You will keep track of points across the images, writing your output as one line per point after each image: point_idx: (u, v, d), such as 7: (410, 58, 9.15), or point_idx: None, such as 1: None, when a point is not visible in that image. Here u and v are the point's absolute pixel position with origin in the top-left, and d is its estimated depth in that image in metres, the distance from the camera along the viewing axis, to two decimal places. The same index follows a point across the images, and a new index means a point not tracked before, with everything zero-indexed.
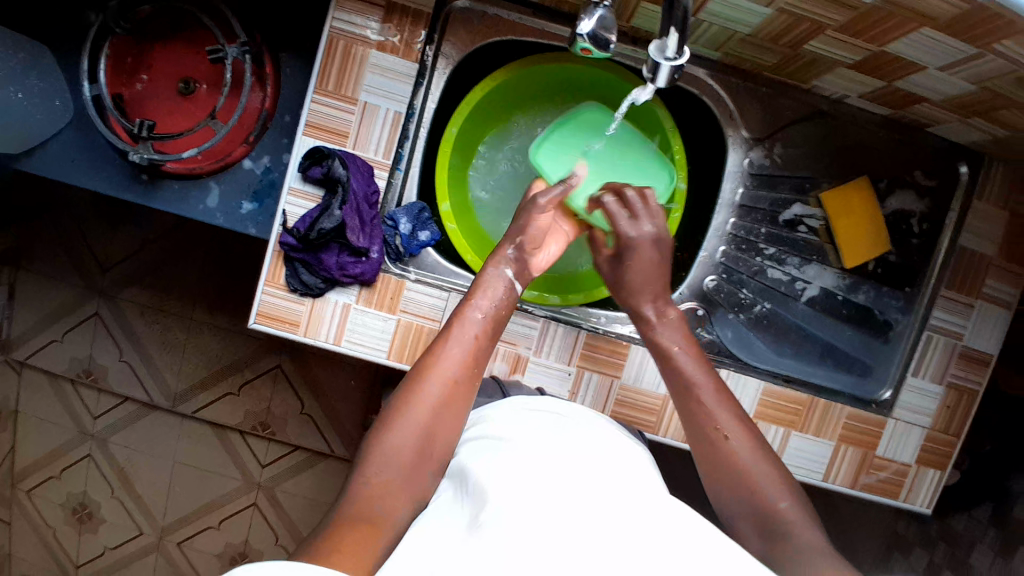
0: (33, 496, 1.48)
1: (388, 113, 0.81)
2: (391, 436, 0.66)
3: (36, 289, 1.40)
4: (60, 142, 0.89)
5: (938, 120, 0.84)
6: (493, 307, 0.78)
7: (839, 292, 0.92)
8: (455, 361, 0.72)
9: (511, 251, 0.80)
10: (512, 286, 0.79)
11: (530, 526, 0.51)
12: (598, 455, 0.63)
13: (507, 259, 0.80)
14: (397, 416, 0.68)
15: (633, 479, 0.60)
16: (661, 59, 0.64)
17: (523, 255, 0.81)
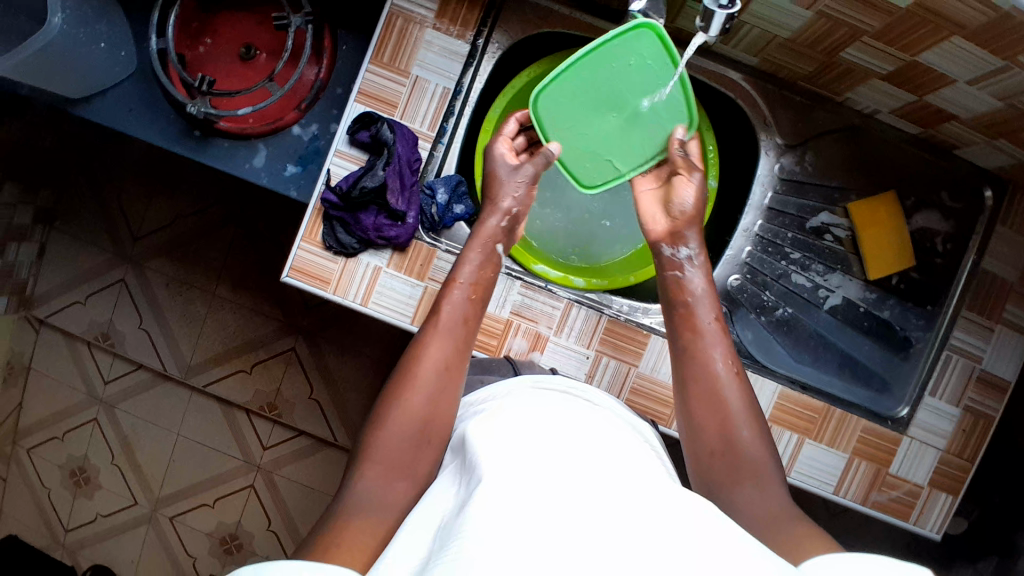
0: (34, 454, 1.49)
1: (437, 88, 0.84)
2: (394, 415, 0.64)
3: (66, 249, 1.44)
4: (121, 92, 0.95)
5: (966, 142, 0.87)
6: (479, 275, 0.77)
7: (861, 304, 0.95)
8: (447, 337, 0.71)
9: (500, 221, 0.82)
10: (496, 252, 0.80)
11: (520, 505, 0.47)
12: (595, 442, 0.59)
13: (499, 235, 0.81)
14: (395, 397, 0.65)
15: (632, 465, 0.56)
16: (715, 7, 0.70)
17: (510, 229, 0.83)
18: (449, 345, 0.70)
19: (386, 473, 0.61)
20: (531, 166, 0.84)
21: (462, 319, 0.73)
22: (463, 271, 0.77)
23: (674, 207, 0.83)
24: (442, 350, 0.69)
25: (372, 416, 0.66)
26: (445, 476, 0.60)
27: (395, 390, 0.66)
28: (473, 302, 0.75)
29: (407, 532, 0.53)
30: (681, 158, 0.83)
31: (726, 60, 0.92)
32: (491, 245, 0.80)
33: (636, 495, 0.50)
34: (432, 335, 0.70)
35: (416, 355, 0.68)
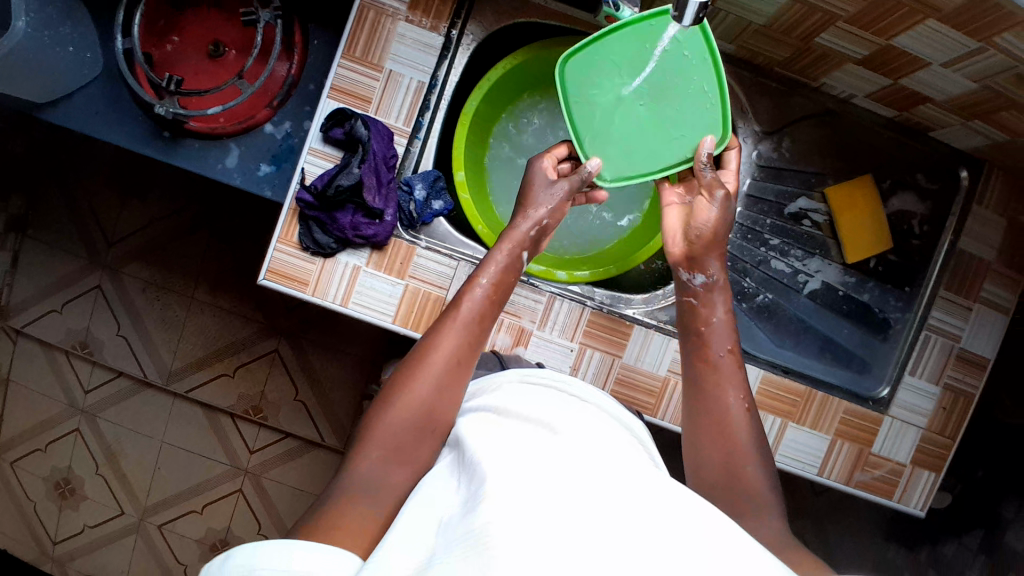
0: (17, 467, 1.46)
1: (411, 83, 0.83)
2: (398, 403, 0.64)
3: (40, 257, 1.41)
4: (86, 94, 0.93)
5: (941, 124, 0.88)
6: (498, 278, 0.75)
7: (840, 288, 0.96)
8: (465, 334, 0.70)
9: (529, 233, 0.79)
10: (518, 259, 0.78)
11: (531, 503, 0.47)
12: (603, 437, 0.59)
13: (525, 243, 0.79)
14: (402, 389, 0.65)
15: (635, 459, 0.56)
16: None
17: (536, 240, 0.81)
18: (466, 342, 0.70)
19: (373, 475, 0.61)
20: (569, 181, 0.81)
21: (478, 324, 0.72)
22: (486, 271, 0.75)
23: (693, 231, 0.79)
24: (458, 345, 0.69)
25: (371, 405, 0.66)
26: (436, 476, 0.60)
27: (402, 380, 0.66)
28: (493, 306, 0.73)
29: (396, 530, 0.52)
30: (708, 178, 0.78)
31: None
32: (517, 253, 0.78)
33: (626, 485, 0.49)
34: (452, 330, 0.70)
35: (428, 349, 0.68)
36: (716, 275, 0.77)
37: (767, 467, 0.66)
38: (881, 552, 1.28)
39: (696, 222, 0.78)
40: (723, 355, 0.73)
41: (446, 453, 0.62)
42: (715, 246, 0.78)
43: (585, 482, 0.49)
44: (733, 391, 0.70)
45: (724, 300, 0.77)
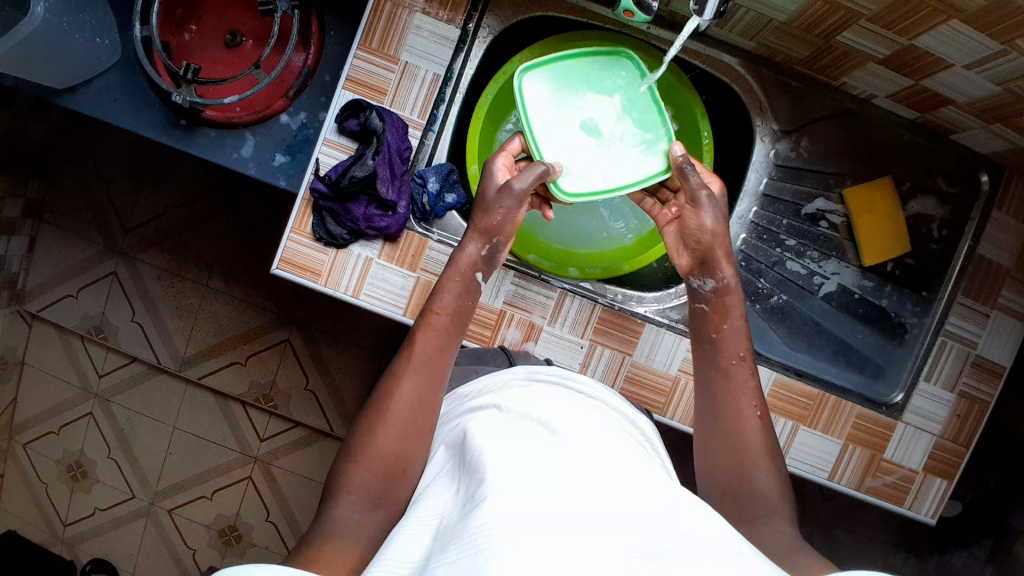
0: (30, 449, 1.49)
1: (427, 75, 0.83)
2: (364, 457, 0.62)
3: (57, 243, 1.42)
4: (105, 82, 0.93)
5: (963, 127, 0.86)
6: (458, 302, 0.73)
7: (857, 292, 0.95)
8: (419, 378, 0.67)
9: (481, 249, 0.75)
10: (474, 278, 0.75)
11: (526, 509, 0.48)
12: (599, 439, 0.59)
13: (479, 261, 0.76)
14: (365, 445, 0.63)
15: (631, 462, 0.56)
16: None
17: (493, 254, 0.77)
18: (421, 386, 0.67)
19: (383, 464, 0.62)
20: (520, 182, 0.75)
21: (436, 361, 0.69)
22: (441, 304, 0.72)
23: (691, 240, 0.77)
24: (411, 390, 0.66)
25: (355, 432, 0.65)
26: (440, 478, 0.61)
27: (361, 436, 0.64)
28: (449, 333, 0.71)
29: (399, 538, 0.53)
30: (693, 181, 0.75)
31: (722, 44, 0.90)
32: (469, 276, 0.75)
33: (627, 496, 0.50)
34: (404, 377, 0.67)
35: (385, 398, 0.65)
36: (726, 278, 0.75)
37: (775, 472, 0.66)
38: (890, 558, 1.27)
39: (691, 229, 0.77)
40: (735, 361, 0.72)
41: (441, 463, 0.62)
42: (715, 250, 0.75)
43: (584, 492, 0.50)
44: (743, 394, 0.70)
45: (738, 304, 0.75)
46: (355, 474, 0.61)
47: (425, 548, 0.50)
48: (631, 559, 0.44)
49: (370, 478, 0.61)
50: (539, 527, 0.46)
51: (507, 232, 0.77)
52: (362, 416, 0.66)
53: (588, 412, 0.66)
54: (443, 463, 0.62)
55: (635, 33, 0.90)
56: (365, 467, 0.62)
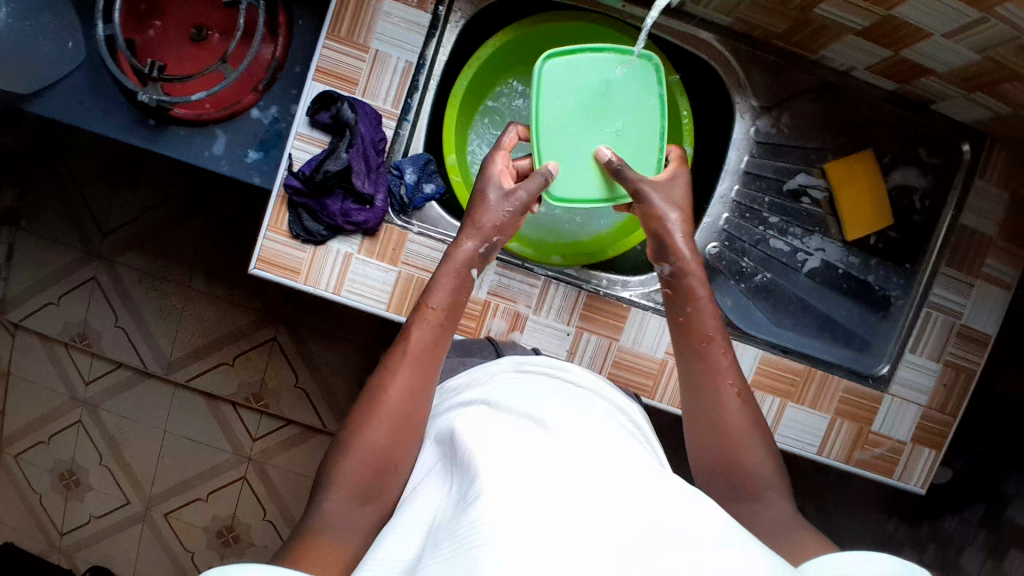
0: (20, 460, 1.47)
1: (399, 63, 0.81)
2: (351, 452, 0.61)
3: (34, 250, 1.39)
4: (70, 83, 0.90)
5: (943, 96, 0.86)
6: (452, 297, 0.73)
7: (842, 267, 0.95)
8: (413, 371, 0.66)
9: (482, 250, 0.75)
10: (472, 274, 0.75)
11: (522, 506, 0.47)
12: (591, 431, 0.59)
13: (476, 260, 0.76)
14: (353, 437, 0.62)
15: (623, 452, 0.56)
16: None
17: (490, 252, 0.77)
18: (417, 378, 0.66)
19: (371, 459, 0.61)
20: (523, 189, 0.76)
21: (431, 354, 0.68)
22: (438, 297, 0.72)
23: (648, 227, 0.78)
24: (402, 384, 0.65)
25: (342, 428, 0.64)
26: (431, 473, 0.60)
27: (350, 428, 0.63)
28: (444, 330, 0.71)
29: (391, 537, 0.52)
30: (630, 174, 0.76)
31: (699, 22, 0.89)
32: (465, 273, 0.74)
33: (619, 484, 0.50)
34: (397, 371, 0.66)
35: (378, 389, 0.64)
36: (684, 258, 0.76)
37: (765, 453, 0.66)
38: (882, 528, 1.28)
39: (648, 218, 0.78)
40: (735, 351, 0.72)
41: (432, 455, 0.62)
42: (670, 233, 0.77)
43: (577, 483, 0.50)
44: (729, 376, 0.69)
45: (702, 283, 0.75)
46: (345, 469, 0.60)
47: (418, 545, 0.50)
48: (627, 554, 0.44)
49: (360, 472, 0.60)
50: (534, 521, 0.46)
51: (507, 233, 0.78)
52: (353, 409, 0.65)
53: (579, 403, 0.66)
54: (434, 455, 0.62)
55: (612, 14, 0.89)
56: (354, 462, 0.60)
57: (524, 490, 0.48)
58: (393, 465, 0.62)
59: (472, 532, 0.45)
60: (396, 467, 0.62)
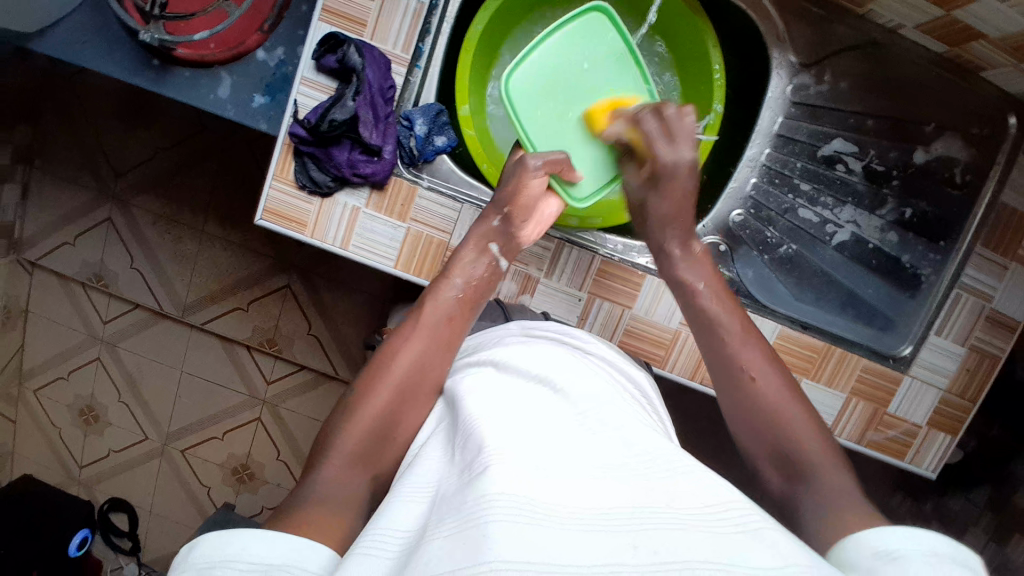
0: (40, 396, 1.51)
1: (411, 3, 0.76)
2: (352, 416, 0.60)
3: (49, 190, 1.39)
4: (71, 20, 0.87)
5: (993, 64, 0.80)
6: (471, 283, 0.72)
7: (872, 242, 0.90)
8: (428, 341, 0.66)
9: (496, 222, 0.74)
10: (497, 262, 0.74)
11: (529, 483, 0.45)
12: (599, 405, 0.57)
13: (493, 233, 0.75)
14: (367, 395, 0.61)
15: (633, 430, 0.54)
16: None
17: (508, 227, 0.75)
18: (430, 351, 0.65)
19: (378, 409, 0.60)
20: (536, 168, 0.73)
21: (447, 331, 0.68)
22: (458, 270, 0.72)
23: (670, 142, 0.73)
24: (415, 353, 0.64)
25: (356, 381, 0.64)
26: (435, 439, 0.58)
27: (365, 385, 0.62)
28: (464, 312, 0.70)
29: (391, 505, 0.50)
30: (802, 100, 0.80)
31: None
32: (483, 246, 0.74)
33: (633, 468, 0.48)
34: (414, 337, 0.66)
35: (394, 351, 0.64)
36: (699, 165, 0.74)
37: None
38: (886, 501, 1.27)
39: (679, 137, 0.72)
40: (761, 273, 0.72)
41: (439, 420, 0.60)
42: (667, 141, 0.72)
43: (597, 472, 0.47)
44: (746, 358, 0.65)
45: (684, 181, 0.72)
46: (353, 417, 0.59)
47: (420, 515, 0.48)
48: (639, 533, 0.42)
49: (368, 423, 0.59)
50: (545, 502, 0.43)
51: (522, 205, 0.75)
52: (366, 368, 0.64)
53: (590, 373, 0.64)
54: (440, 422, 0.60)
55: None
56: (362, 413, 0.60)
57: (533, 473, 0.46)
58: (403, 415, 0.61)
59: (478, 509, 0.43)
60: (405, 417, 0.61)
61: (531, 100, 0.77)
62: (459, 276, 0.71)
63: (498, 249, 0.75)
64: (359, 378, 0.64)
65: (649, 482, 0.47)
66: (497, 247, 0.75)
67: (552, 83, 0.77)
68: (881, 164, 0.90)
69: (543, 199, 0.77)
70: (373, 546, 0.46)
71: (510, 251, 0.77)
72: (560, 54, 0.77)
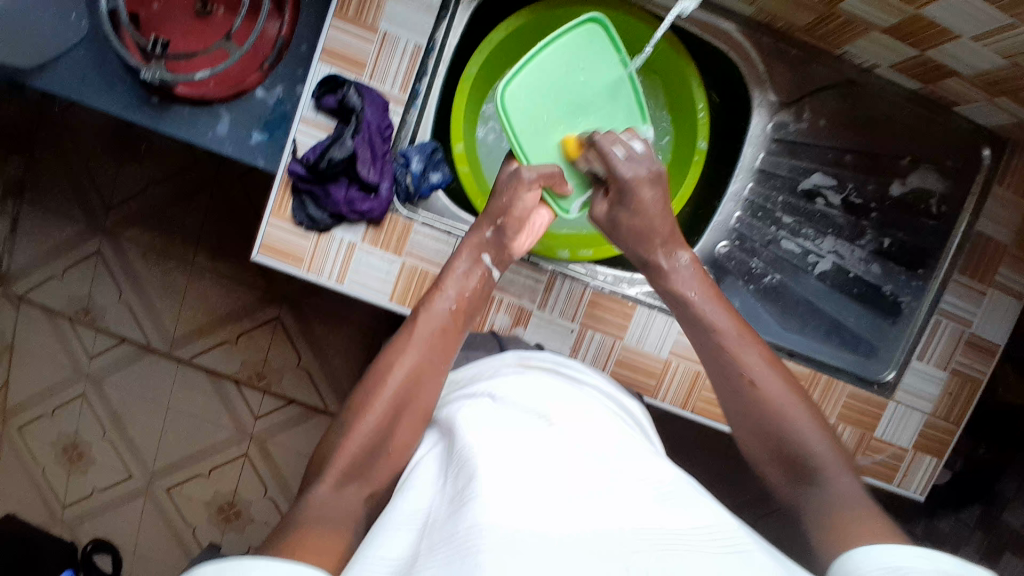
0: (24, 431, 1.48)
1: (408, 45, 0.79)
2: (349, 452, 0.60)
3: (39, 224, 1.39)
4: (71, 61, 0.89)
5: (965, 99, 0.84)
6: (461, 295, 0.74)
7: (853, 271, 0.93)
8: (419, 353, 0.67)
9: (488, 233, 0.77)
10: (488, 272, 0.77)
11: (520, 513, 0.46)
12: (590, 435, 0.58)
13: (484, 244, 0.77)
14: (359, 412, 0.62)
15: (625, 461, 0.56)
16: None
17: (501, 238, 0.77)
18: (421, 363, 0.67)
19: (374, 420, 0.62)
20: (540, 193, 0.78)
21: (438, 343, 0.69)
22: (451, 283, 0.74)
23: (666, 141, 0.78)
24: (410, 364, 0.66)
25: (351, 397, 0.65)
26: (428, 465, 0.59)
27: (359, 400, 0.64)
28: (455, 322, 0.72)
29: (381, 534, 0.51)
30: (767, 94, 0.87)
31: (721, 11, 0.87)
32: (476, 256, 0.76)
33: (621, 499, 0.49)
34: (405, 350, 0.67)
35: (386, 366, 0.66)
36: None
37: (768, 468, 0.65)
38: None
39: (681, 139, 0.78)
40: None
41: (433, 446, 0.61)
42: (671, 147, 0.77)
43: (587, 502, 0.48)
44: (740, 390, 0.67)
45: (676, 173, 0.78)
46: (348, 431, 0.61)
47: (410, 545, 0.49)
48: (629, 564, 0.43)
49: (364, 435, 0.61)
50: (536, 532, 0.44)
51: (516, 217, 0.77)
52: (360, 384, 0.66)
53: (583, 400, 0.66)
54: (434, 447, 0.61)
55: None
56: (359, 424, 0.61)
57: (525, 500, 0.47)
58: (396, 428, 0.63)
59: (471, 537, 0.44)
60: (395, 434, 0.63)
61: (523, 112, 0.79)
62: (450, 288, 0.73)
63: (490, 260, 0.77)
64: (354, 394, 0.65)
65: (638, 513, 0.48)
66: (490, 258, 0.77)
67: (545, 95, 0.79)
68: (859, 196, 0.93)
69: (535, 210, 0.80)
70: (363, 574, 0.46)
71: (503, 261, 0.79)
72: (553, 65, 0.79)
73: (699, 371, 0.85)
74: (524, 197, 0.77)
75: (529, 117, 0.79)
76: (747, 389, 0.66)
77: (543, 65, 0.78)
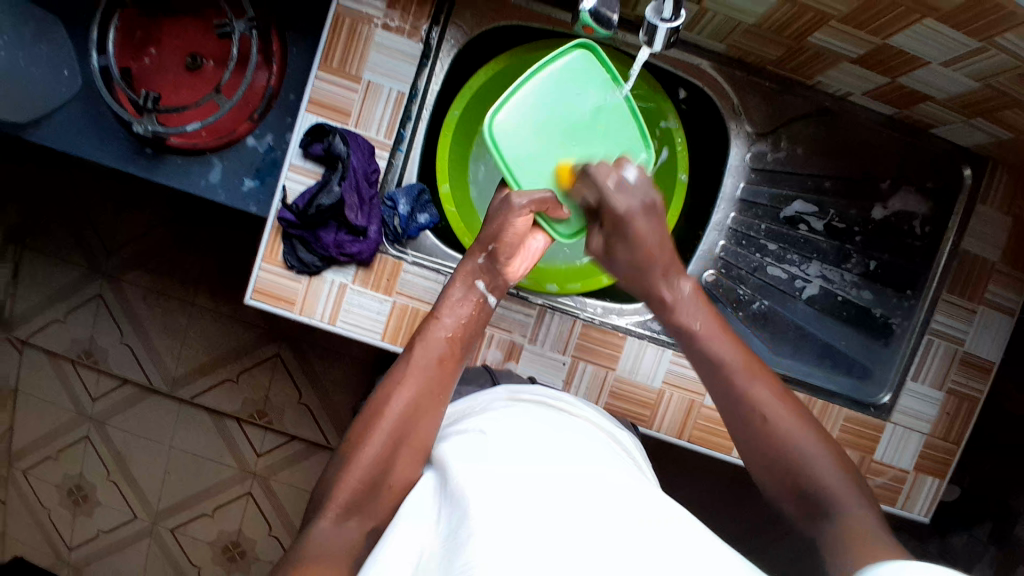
0: (29, 475, 1.48)
1: (391, 93, 0.81)
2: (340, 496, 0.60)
3: (40, 269, 1.41)
4: (66, 115, 0.91)
5: (941, 121, 0.85)
6: (458, 322, 0.73)
7: (840, 293, 0.94)
8: (418, 383, 0.66)
9: (482, 259, 0.75)
10: (484, 299, 0.76)
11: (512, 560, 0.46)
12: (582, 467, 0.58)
13: (479, 270, 0.76)
14: (360, 446, 0.61)
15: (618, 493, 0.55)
16: (656, 21, 0.74)
17: (495, 263, 0.76)
18: (420, 393, 0.65)
19: (374, 453, 0.61)
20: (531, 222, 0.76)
21: (438, 372, 0.68)
22: (446, 311, 0.73)
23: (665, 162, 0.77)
24: (408, 398, 0.64)
25: (350, 432, 0.64)
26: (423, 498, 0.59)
27: (359, 433, 0.62)
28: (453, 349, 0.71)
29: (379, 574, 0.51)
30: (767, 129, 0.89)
31: (693, 49, 0.90)
32: (471, 283, 0.75)
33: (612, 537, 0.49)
34: (403, 380, 0.66)
35: (385, 397, 0.64)
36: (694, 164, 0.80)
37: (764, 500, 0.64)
38: None
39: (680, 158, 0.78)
40: None
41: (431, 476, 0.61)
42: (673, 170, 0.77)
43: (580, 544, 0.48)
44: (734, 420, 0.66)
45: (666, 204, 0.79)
46: (348, 465, 0.60)
47: None
48: None
49: (364, 468, 0.60)
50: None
51: (509, 242, 0.76)
52: (359, 417, 0.64)
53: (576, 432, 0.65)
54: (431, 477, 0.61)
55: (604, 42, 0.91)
56: (359, 458, 0.60)
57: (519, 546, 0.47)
58: (397, 463, 0.62)
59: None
60: (398, 468, 0.62)
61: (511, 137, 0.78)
62: (447, 316, 0.72)
63: (485, 286, 0.76)
64: (353, 428, 0.64)
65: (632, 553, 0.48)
66: (485, 285, 0.76)
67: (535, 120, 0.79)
68: (842, 221, 0.94)
69: (530, 233, 0.79)
70: None
71: (499, 287, 0.78)
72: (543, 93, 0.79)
73: (694, 399, 0.85)
74: (507, 228, 0.75)
75: (519, 142, 0.79)
76: (742, 419, 0.66)
77: (525, 100, 0.79)
